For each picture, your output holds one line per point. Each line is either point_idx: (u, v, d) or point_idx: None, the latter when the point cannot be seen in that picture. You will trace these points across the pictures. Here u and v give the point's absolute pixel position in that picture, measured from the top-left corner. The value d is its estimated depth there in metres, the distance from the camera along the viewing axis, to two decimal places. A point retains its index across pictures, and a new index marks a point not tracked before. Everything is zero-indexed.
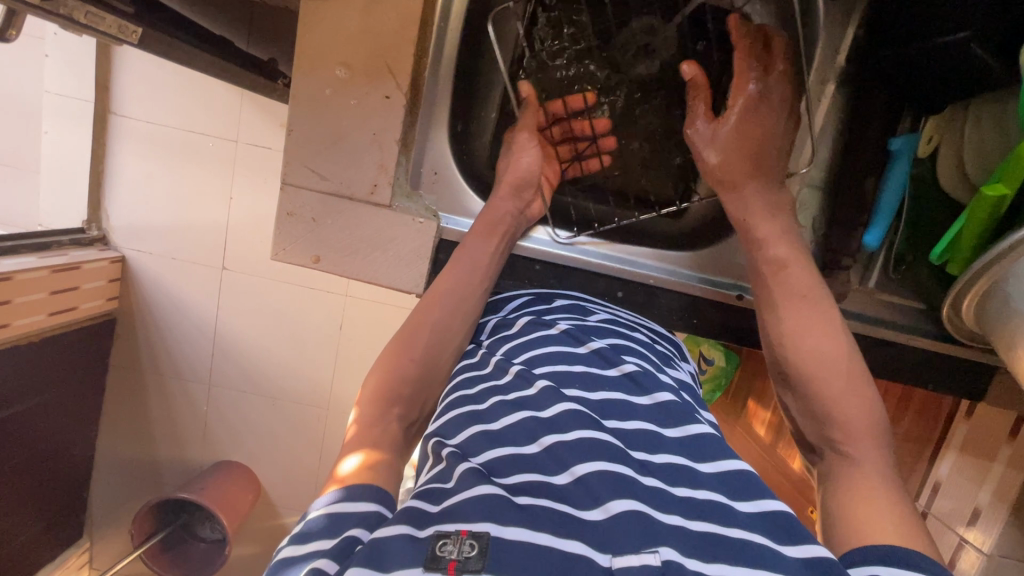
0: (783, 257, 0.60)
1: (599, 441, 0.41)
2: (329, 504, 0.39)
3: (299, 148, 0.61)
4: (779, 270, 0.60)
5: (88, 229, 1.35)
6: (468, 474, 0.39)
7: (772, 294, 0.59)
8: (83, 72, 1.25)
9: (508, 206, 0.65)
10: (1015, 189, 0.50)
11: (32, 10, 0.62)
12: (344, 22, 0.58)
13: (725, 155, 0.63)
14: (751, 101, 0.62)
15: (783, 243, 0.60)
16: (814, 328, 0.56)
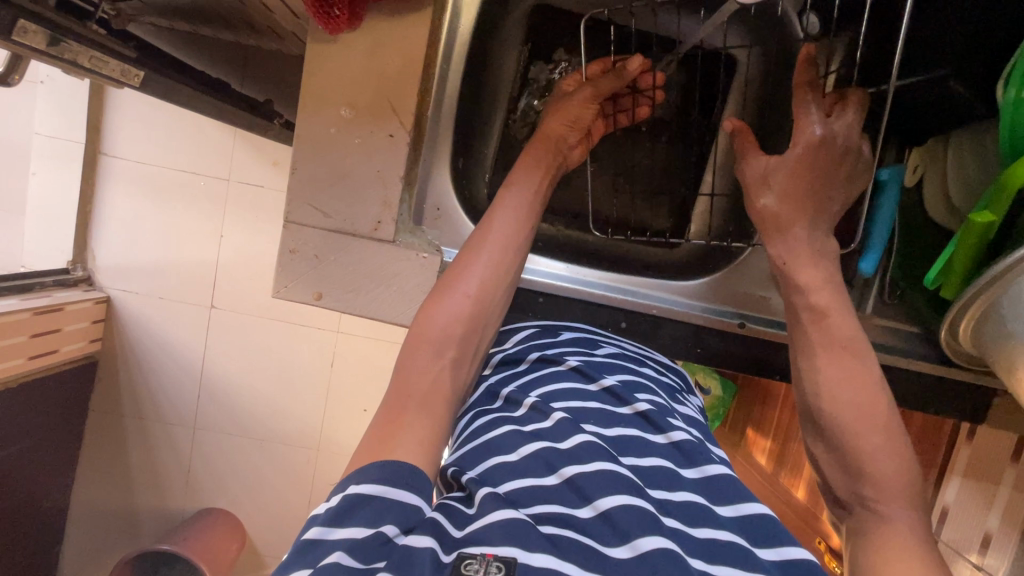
0: (825, 305, 0.56)
1: (620, 474, 0.40)
2: (376, 482, 0.36)
3: (302, 186, 0.61)
4: (820, 319, 0.56)
5: (73, 270, 1.32)
6: (490, 496, 0.38)
7: (812, 340, 0.57)
8: (75, 114, 1.26)
9: (542, 151, 0.61)
10: (1002, 215, 0.52)
11: (37, 57, 0.63)
12: (350, 65, 0.59)
13: (784, 194, 0.58)
14: (815, 143, 0.56)
15: (827, 291, 0.57)
16: (849, 377, 0.54)
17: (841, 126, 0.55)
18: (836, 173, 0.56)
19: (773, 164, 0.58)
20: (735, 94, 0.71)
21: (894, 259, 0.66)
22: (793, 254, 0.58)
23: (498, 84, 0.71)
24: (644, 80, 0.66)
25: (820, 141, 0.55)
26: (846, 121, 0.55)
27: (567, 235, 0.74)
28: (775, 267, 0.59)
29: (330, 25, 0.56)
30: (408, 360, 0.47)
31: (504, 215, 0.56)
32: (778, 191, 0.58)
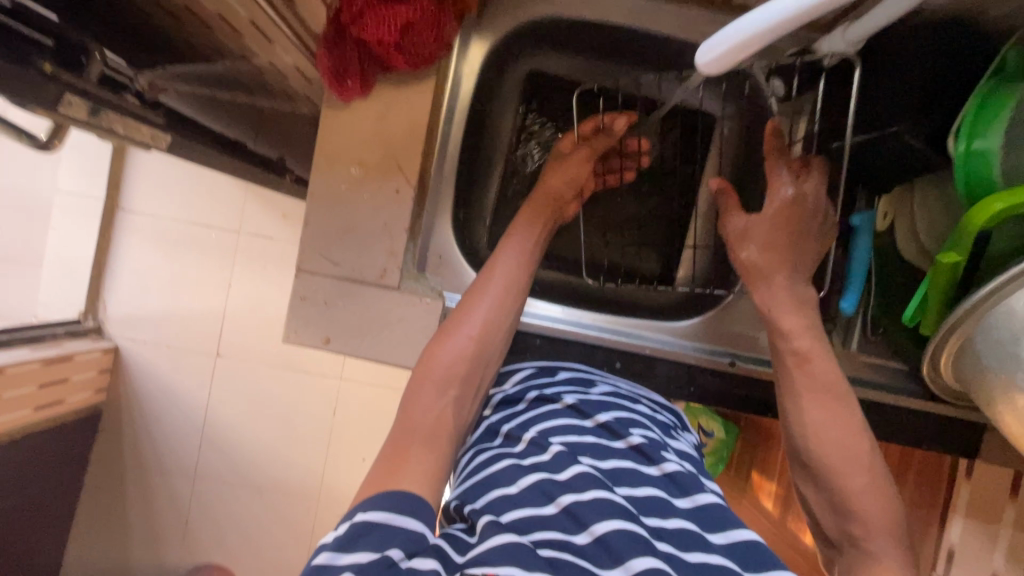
0: (808, 350, 0.58)
1: (614, 501, 0.42)
2: (385, 510, 0.38)
3: (314, 237, 0.66)
4: (803, 362, 0.58)
5: (84, 321, 1.38)
6: (490, 523, 0.40)
7: (796, 382, 0.58)
8: (96, 174, 1.35)
9: (546, 206, 0.66)
10: (965, 255, 0.56)
11: (77, 125, 0.68)
12: (360, 129, 0.65)
13: (764, 242, 0.61)
14: (788, 203, 0.61)
15: (810, 336, 0.58)
16: (834, 418, 0.56)
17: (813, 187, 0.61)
18: (811, 226, 0.61)
19: (750, 223, 0.63)
20: (716, 150, 0.77)
21: (875, 298, 0.69)
22: (776, 302, 0.60)
23: (495, 142, 0.77)
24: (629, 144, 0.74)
25: (793, 200, 0.61)
26: (815, 182, 0.61)
27: (559, 279, 0.77)
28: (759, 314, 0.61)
29: (342, 92, 0.63)
30: (414, 397, 0.50)
31: (504, 259, 0.60)
32: (758, 243, 0.61)
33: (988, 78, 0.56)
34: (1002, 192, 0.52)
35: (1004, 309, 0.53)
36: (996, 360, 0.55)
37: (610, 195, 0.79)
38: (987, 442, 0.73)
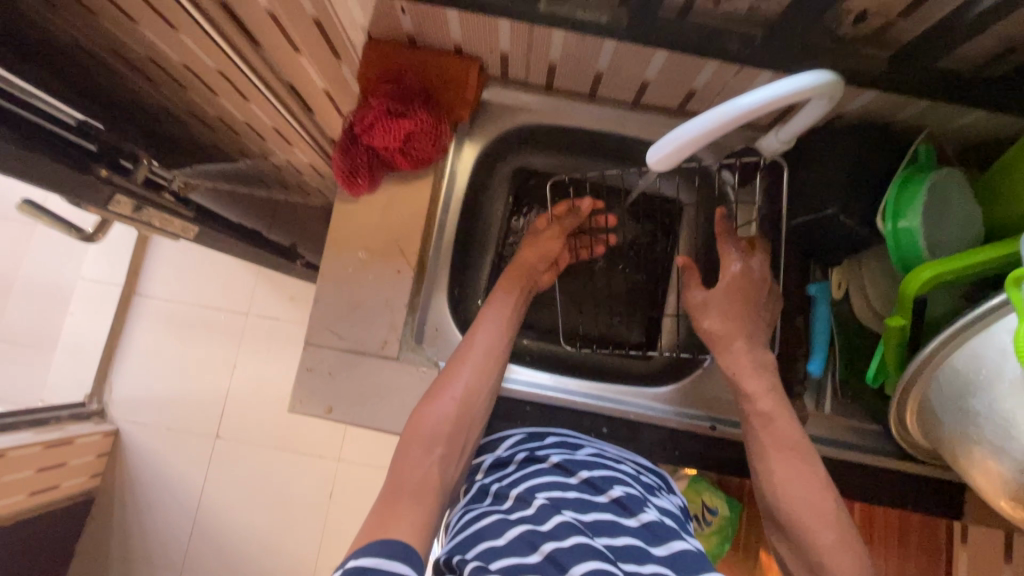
0: (770, 410, 0.64)
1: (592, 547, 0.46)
2: (371, 556, 0.42)
3: (322, 314, 0.73)
4: (768, 423, 0.64)
5: (88, 403, 1.65)
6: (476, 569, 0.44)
7: (765, 442, 0.64)
8: (117, 265, 1.68)
9: (519, 278, 0.75)
10: (909, 318, 0.62)
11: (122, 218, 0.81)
12: (367, 219, 0.75)
13: (723, 313, 0.68)
14: (736, 277, 0.69)
15: (771, 398, 0.64)
16: (802, 480, 0.61)
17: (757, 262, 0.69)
18: (759, 297, 0.68)
19: (706, 297, 0.70)
20: (685, 229, 0.86)
21: (840, 361, 0.74)
22: (739, 368, 0.66)
23: (488, 231, 0.88)
24: (597, 220, 0.84)
25: (739, 274, 0.69)
26: (759, 260, 0.70)
27: (545, 350, 0.84)
28: (726, 377, 0.67)
29: (353, 188, 0.73)
30: (403, 456, 0.59)
31: (485, 330, 0.68)
32: (715, 314, 0.69)
33: (904, 169, 0.65)
34: (926, 264, 0.60)
35: (948, 368, 0.59)
36: (950, 416, 0.59)
37: (592, 271, 0.87)
38: (971, 504, 0.74)
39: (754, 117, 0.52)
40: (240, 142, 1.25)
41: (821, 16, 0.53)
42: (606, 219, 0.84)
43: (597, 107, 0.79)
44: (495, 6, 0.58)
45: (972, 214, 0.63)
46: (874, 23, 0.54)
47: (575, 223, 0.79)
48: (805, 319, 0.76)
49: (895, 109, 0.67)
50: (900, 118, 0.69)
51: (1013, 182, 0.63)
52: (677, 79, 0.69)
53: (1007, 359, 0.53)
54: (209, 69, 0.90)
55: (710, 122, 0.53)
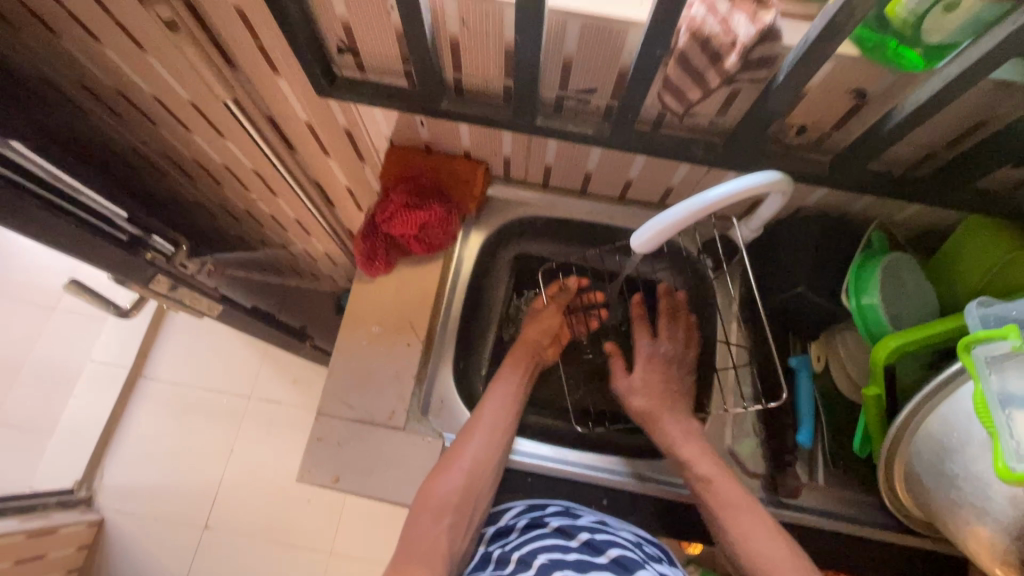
0: (709, 476, 0.72)
1: None
2: None
3: (335, 385, 0.78)
4: (706, 485, 0.71)
5: (77, 489, 1.61)
6: None
7: (721, 510, 0.69)
8: (127, 347, 1.73)
9: (528, 355, 0.83)
10: (882, 386, 0.68)
11: (160, 297, 0.93)
12: (382, 297, 0.82)
13: (643, 389, 0.81)
14: (645, 358, 0.84)
15: (706, 462, 0.73)
16: (770, 541, 0.66)
17: (665, 342, 0.85)
18: (670, 374, 0.82)
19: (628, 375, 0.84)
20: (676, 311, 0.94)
21: (828, 430, 0.77)
22: (666, 437, 0.76)
23: (491, 310, 0.93)
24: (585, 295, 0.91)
25: (649, 356, 0.83)
26: (665, 341, 0.85)
27: (543, 423, 0.86)
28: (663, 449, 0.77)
29: (371, 270, 0.81)
30: (413, 525, 0.65)
31: (493, 404, 0.75)
32: (640, 394, 0.80)
33: (859, 253, 0.74)
34: (893, 334, 0.66)
35: (923, 433, 0.63)
36: (933, 480, 0.62)
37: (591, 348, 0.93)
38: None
39: (716, 209, 0.61)
40: (262, 231, 1.36)
41: (769, 128, 0.64)
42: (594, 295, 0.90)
43: (588, 201, 0.90)
44: (500, 120, 0.70)
45: (927, 294, 0.71)
46: (813, 134, 0.66)
47: (569, 299, 0.88)
48: (789, 387, 0.79)
49: (847, 203, 0.78)
50: (852, 210, 0.79)
51: (959, 263, 0.72)
52: (655, 178, 0.80)
53: (972, 421, 0.57)
54: (247, 169, 1.02)
55: (680, 215, 0.62)
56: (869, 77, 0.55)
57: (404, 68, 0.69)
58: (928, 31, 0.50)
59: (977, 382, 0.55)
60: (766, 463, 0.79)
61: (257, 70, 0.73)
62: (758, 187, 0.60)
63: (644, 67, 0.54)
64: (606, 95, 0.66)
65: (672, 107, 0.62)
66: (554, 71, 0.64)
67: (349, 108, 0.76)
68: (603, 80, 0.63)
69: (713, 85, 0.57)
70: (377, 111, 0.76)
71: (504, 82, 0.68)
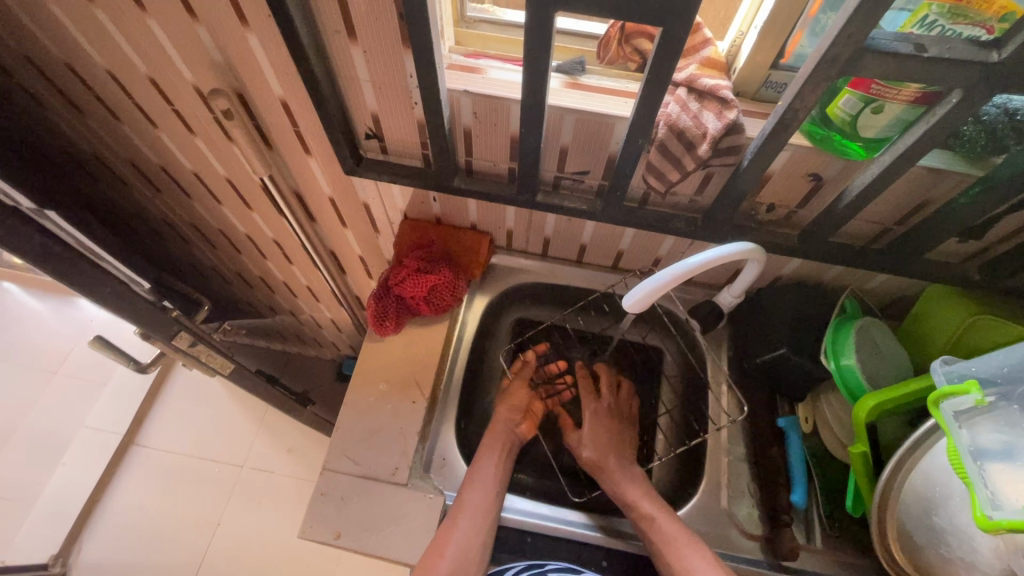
0: (673, 538, 0.72)
1: None
2: None
3: (341, 441, 0.80)
4: (650, 527, 0.74)
5: (52, 564, 1.53)
6: None
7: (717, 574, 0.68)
8: (125, 412, 1.74)
9: (503, 427, 0.85)
10: (867, 445, 0.71)
11: (179, 353, 0.97)
12: (390, 356, 0.87)
13: (596, 445, 0.85)
14: (592, 413, 0.88)
15: (648, 506, 0.76)
16: None
17: (606, 398, 0.91)
18: (615, 431, 0.87)
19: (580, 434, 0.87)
20: (667, 374, 1.00)
21: (820, 490, 0.80)
22: (613, 486, 0.80)
23: (490, 375, 0.99)
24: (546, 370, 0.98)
25: (595, 413, 0.88)
26: (607, 398, 0.91)
27: (536, 486, 0.89)
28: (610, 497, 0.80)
29: (381, 330, 0.87)
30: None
31: (475, 489, 0.75)
32: (590, 444, 0.85)
33: (834, 317, 0.80)
34: (869, 393, 0.71)
35: (909, 489, 0.65)
36: (923, 537, 0.63)
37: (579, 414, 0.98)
38: None
39: (695, 274, 0.69)
40: (273, 298, 1.43)
41: (741, 205, 0.73)
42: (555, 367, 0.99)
43: (583, 269, 0.98)
44: (504, 196, 0.79)
45: (899, 356, 0.77)
46: (780, 211, 0.75)
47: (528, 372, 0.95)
48: (779, 447, 0.82)
49: (819, 273, 0.86)
50: (825, 279, 0.87)
51: (928, 326, 0.78)
52: (643, 249, 0.89)
53: (951, 476, 0.60)
54: (268, 239, 1.11)
55: (665, 278, 0.69)
56: (820, 163, 0.64)
57: (421, 152, 0.79)
58: (863, 127, 0.59)
59: (951, 438, 0.58)
60: (763, 525, 0.79)
61: (291, 153, 0.84)
62: (734, 255, 0.67)
63: (628, 153, 0.64)
64: (598, 176, 0.76)
65: (655, 187, 0.71)
66: (552, 156, 0.74)
67: (370, 185, 0.86)
68: (595, 164, 0.73)
69: (689, 168, 0.66)
70: (395, 188, 0.85)
71: (509, 164, 0.77)
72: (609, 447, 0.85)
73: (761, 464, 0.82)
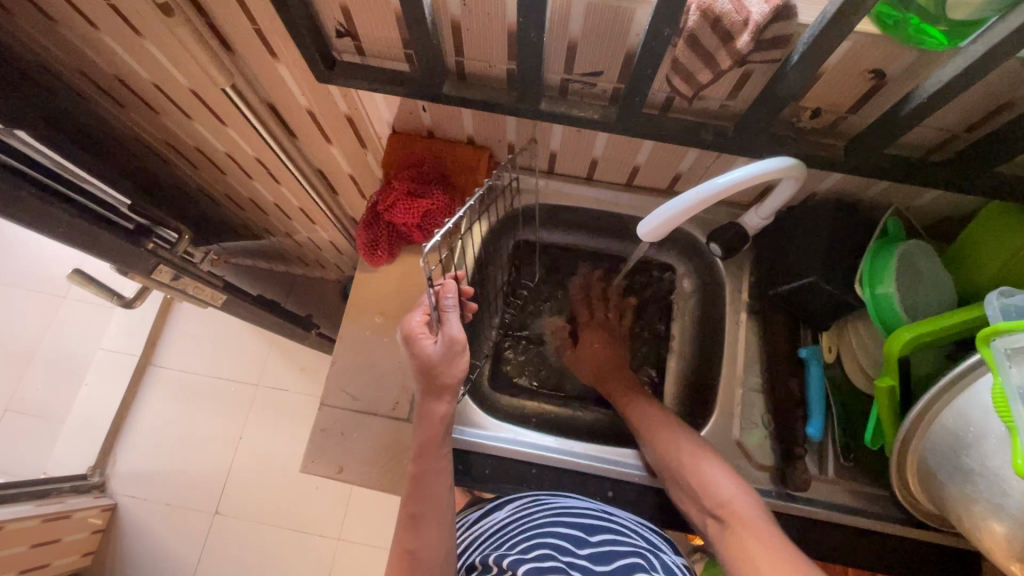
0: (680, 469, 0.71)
1: None
2: None
3: (338, 376, 0.78)
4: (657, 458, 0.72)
5: (90, 475, 1.63)
6: None
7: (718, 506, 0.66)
8: (137, 335, 1.75)
9: (443, 407, 0.67)
10: (897, 379, 0.66)
11: (161, 286, 0.96)
12: (384, 288, 0.82)
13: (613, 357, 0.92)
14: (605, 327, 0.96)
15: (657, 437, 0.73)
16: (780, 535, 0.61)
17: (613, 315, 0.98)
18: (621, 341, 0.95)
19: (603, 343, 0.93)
20: (682, 299, 0.96)
21: (838, 422, 0.77)
22: None
23: (496, 286, 0.95)
24: (443, 295, 0.62)
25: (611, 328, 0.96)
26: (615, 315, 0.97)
27: (532, 407, 0.94)
28: None
29: (373, 260, 0.81)
30: None
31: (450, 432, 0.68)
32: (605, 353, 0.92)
33: (874, 240, 0.72)
34: (905, 325, 0.65)
35: (939, 426, 0.60)
36: (946, 476, 0.60)
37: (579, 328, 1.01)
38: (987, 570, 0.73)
39: (722, 197, 0.60)
40: (267, 220, 1.35)
41: (782, 110, 0.62)
42: (453, 282, 0.62)
43: (594, 188, 0.88)
44: (502, 105, 0.68)
45: (944, 282, 0.69)
46: (828, 117, 0.64)
47: (450, 322, 0.62)
48: (799, 379, 0.78)
49: (863, 188, 0.75)
50: (866, 196, 0.77)
51: (976, 251, 0.70)
52: (663, 164, 0.78)
53: (990, 416, 0.55)
54: (249, 158, 1.00)
55: (689, 201, 0.61)
56: (888, 56, 0.53)
57: (405, 52, 0.67)
58: (953, 7, 0.47)
59: (998, 378, 0.53)
60: (774, 455, 0.77)
61: (255, 57, 0.72)
62: (768, 173, 0.58)
63: (652, 48, 0.52)
64: (613, 78, 0.64)
65: (681, 90, 0.60)
66: (559, 53, 0.62)
67: (350, 94, 0.75)
68: (610, 63, 0.61)
69: (724, 66, 0.54)
70: (379, 97, 0.74)
71: (508, 65, 0.66)
72: (609, 379, 0.88)
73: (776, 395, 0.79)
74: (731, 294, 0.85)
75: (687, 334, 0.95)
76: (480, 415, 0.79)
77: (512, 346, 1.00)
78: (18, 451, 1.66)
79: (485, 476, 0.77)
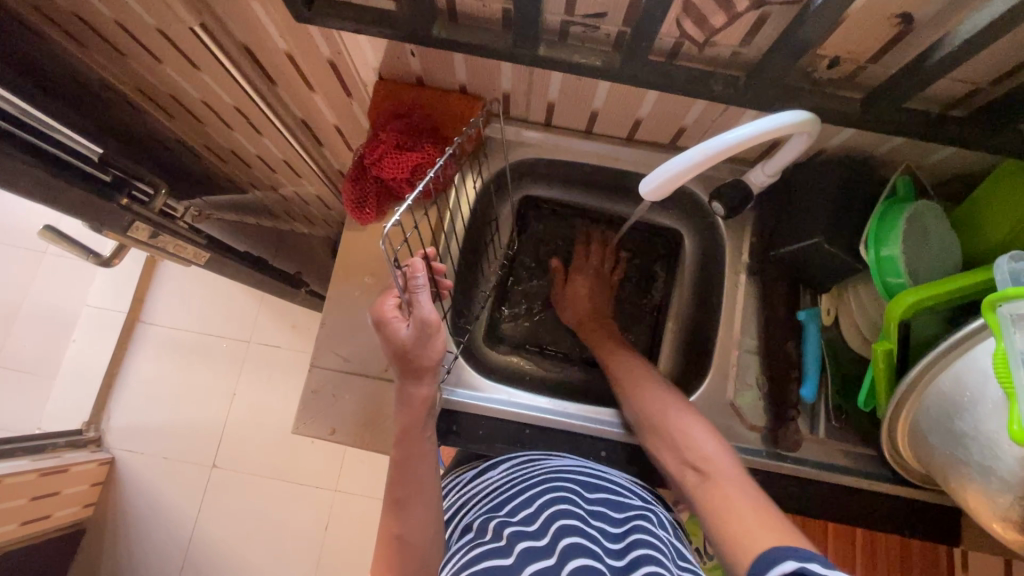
0: None
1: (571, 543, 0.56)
2: None
3: (328, 337, 0.76)
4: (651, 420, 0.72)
5: (85, 431, 1.63)
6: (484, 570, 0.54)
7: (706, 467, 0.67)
8: (123, 291, 1.71)
9: (425, 390, 0.66)
10: (895, 342, 0.66)
11: (140, 244, 0.92)
12: (374, 246, 0.79)
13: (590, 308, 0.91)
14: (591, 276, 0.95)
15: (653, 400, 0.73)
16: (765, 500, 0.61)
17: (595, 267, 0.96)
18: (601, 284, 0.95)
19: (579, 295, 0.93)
20: (682, 259, 0.95)
21: (833, 384, 0.77)
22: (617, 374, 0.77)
23: (496, 240, 0.94)
24: (411, 275, 0.56)
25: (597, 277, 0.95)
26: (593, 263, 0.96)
27: (527, 366, 0.95)
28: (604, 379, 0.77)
29: (361, 217, 0.77)
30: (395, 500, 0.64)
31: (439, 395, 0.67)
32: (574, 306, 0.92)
33: (883, 200, 0.69)
34: (911, 288, 0.63)
35: (934, 391, 0.60)
36: (937, 440, 0.60)
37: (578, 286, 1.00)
38: (967, 524, 0.75)
39: (730, 154, 0.57)
40: (249, 173, 1.29)
41: (798, 59, 0.58)
42: (422, 260, 0.56)
43: (594, 142, 0.84)
44: (496, 48, 0.63)
45: (951, 244, 0.67)
46: (845, 67, 0.59)
47: (421, 305, 0.58)
48: (797, 341, 0.77)
49: (875, 145, 0.72)
50: (877, 152, 0.74)
51: (987, 212, 0.68)
52: (668, 116, 0.74)
53: (988, 382, 0.55)
54: (226, 106, 0.93)
55: (698, 158, 0.57)
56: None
57: None
58: None
59: (1001, 344, 0.52)
60: (768, 415, 0.78)
61: None
62: (783, 128, 0.55)
63: None
64: (618, 20, 0.59)
65: (691, 35, 0.58)
66: None
67: (331, 35, 0.69)
68: (615, 3, 0.56)
69: (740, 8, 0.52)
70: (363, 39, 0.69)
71: (503, 4, 0.60)
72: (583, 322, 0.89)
73: (773, 357, 0.78)
74: (731, 254, 0.83)
75: (684, 294, 0.93)
76: (474, 376, 0.79)
77: (508, 304, 0.99)
78: (10, 406, 1.65)
79: (479, 437, 0.77)
